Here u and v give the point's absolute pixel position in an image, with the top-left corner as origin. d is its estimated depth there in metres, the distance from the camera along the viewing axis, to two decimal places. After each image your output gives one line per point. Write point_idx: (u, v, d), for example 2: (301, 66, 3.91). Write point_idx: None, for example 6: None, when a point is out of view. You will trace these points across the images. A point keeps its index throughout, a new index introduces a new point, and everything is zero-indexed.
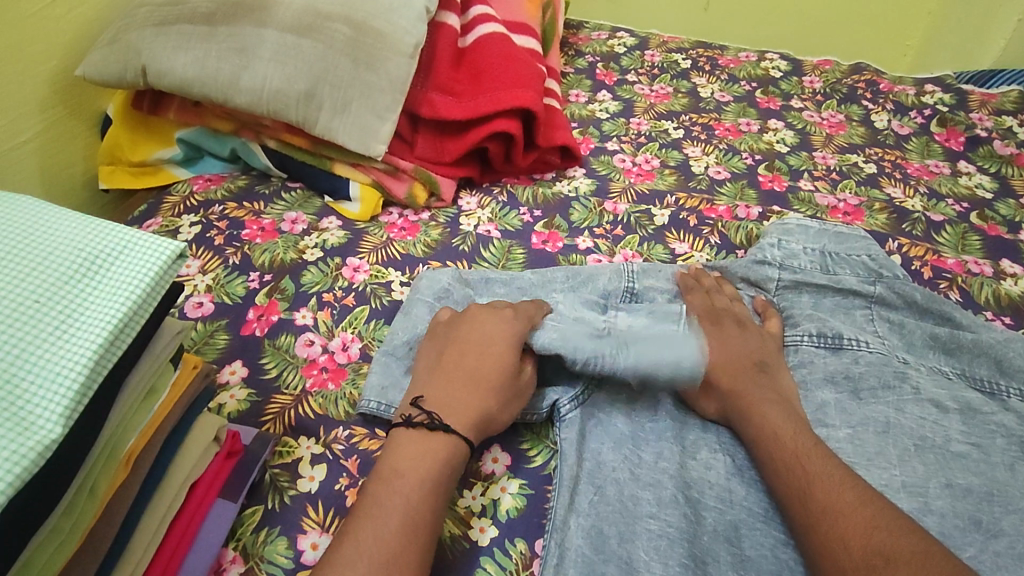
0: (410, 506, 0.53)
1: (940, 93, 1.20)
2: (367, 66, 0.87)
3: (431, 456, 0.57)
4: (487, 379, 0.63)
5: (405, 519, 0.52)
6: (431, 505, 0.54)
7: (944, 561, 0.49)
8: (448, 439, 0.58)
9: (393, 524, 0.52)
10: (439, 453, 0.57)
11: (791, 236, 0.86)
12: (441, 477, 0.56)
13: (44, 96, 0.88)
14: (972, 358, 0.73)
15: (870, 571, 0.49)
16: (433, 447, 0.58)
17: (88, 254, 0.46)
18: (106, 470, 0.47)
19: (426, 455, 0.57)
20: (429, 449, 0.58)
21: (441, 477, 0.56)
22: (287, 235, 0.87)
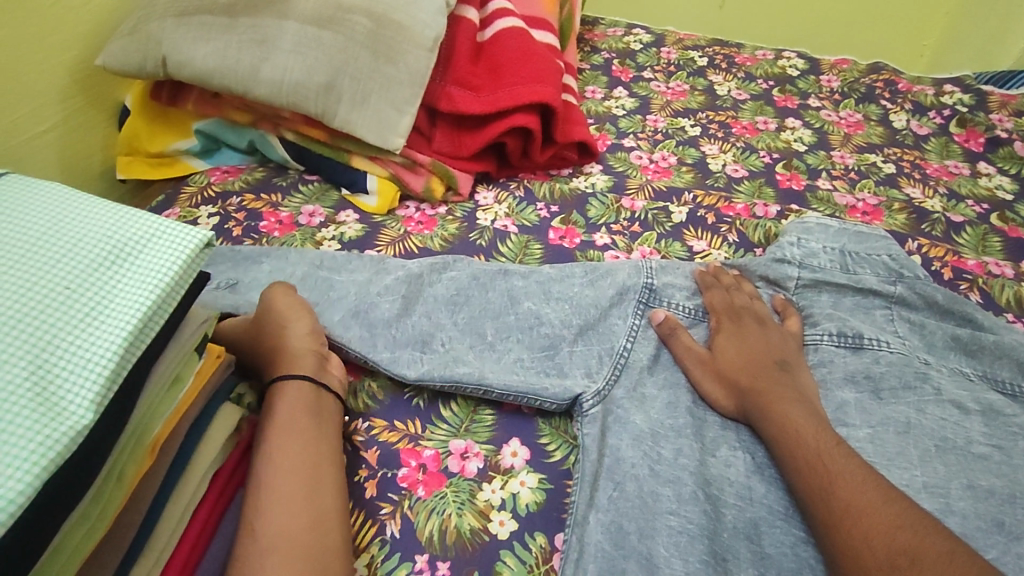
0: (280, 462, 0.55)
1: (959, 94, 1.19)
2: (386, 59, 0.87)
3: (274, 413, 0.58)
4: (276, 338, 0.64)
5: (284, 474, 0.54)
6: (296, 445, 0.56)
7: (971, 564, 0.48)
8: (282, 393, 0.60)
9: (275, 487, 0.53)
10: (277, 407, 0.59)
11: (811, 235, 0.85)
12: (296, 422, 0.58)
13: (64, 86, 0.89)
14: (994, 360, 0.73)
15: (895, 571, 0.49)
16: (282, 404, 0.59)
17: (117, 240, 0.46)
18: (133, 456, 0.47)
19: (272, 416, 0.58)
20: (276, 409, 0.59)
21: (304, 421, 0.58)
22: (304, 228, 0.87)
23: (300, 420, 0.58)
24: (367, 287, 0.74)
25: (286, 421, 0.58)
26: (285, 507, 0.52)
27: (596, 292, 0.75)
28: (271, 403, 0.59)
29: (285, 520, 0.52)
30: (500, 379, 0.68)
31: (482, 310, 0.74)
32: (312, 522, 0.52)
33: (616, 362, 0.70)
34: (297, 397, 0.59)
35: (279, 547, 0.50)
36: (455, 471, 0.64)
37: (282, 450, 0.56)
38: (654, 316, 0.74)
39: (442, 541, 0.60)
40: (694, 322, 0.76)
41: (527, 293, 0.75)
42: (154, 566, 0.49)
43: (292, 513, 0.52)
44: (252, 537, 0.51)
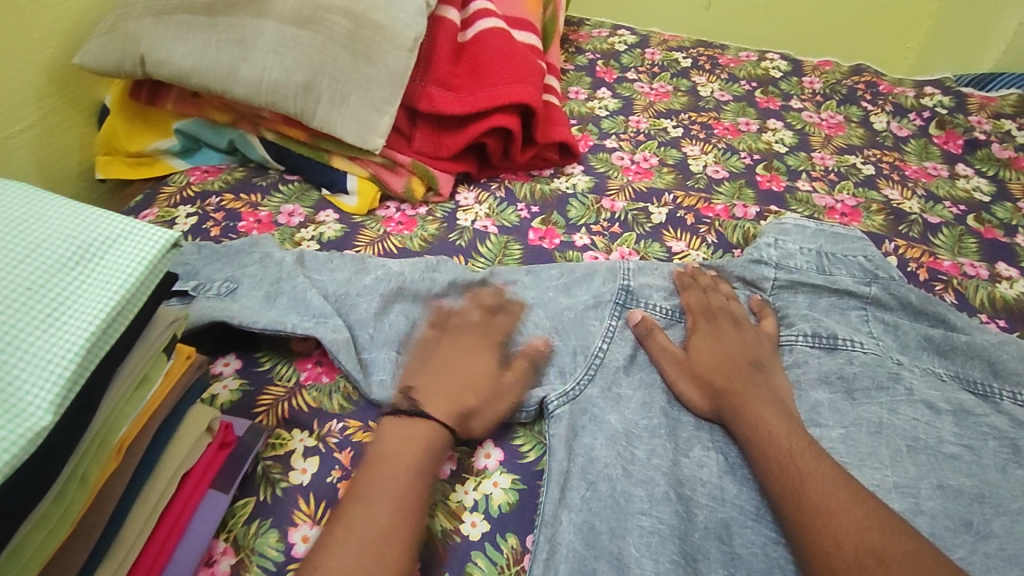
0: (406, 498, 0.55)
1: (939, 96, 1.20)
2: (366, 59, 0.87)
3: (420, 444, 0.59)
4: (476, 401, 0.65)
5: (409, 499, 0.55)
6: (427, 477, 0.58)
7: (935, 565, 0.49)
8: (434, 427, 0.61)
9: (396, 522, 0.53)
10: (426, 438, 0.60)
11: (788, 236, 0.86)
12: (432, 465, 0.59)
13: (41, 84, 0.88)
14: (966, 360, 0.73)
15: (862, 571, 0.50)
16: (429, 438, 0.60)
17: (82, 241, 0.46)
18: (97, 456, 0.47)
19: (417, 446, 0.59)
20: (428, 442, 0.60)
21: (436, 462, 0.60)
22: (283, 227, 0.87)
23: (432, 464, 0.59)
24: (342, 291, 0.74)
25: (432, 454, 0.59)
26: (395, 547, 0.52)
27: (571, 297, 0.76)
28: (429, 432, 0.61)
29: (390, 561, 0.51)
30: None
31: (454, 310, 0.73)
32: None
33: (590, 363, 0.70)
34: (443, 441, 0.61)
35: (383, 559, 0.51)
36: None
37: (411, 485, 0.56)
38: (632, 317, 0.74)
39: None
40: (671, 323, 0.77)
41: (500, 295, 0.75)
42: (120, 567, 0.49)
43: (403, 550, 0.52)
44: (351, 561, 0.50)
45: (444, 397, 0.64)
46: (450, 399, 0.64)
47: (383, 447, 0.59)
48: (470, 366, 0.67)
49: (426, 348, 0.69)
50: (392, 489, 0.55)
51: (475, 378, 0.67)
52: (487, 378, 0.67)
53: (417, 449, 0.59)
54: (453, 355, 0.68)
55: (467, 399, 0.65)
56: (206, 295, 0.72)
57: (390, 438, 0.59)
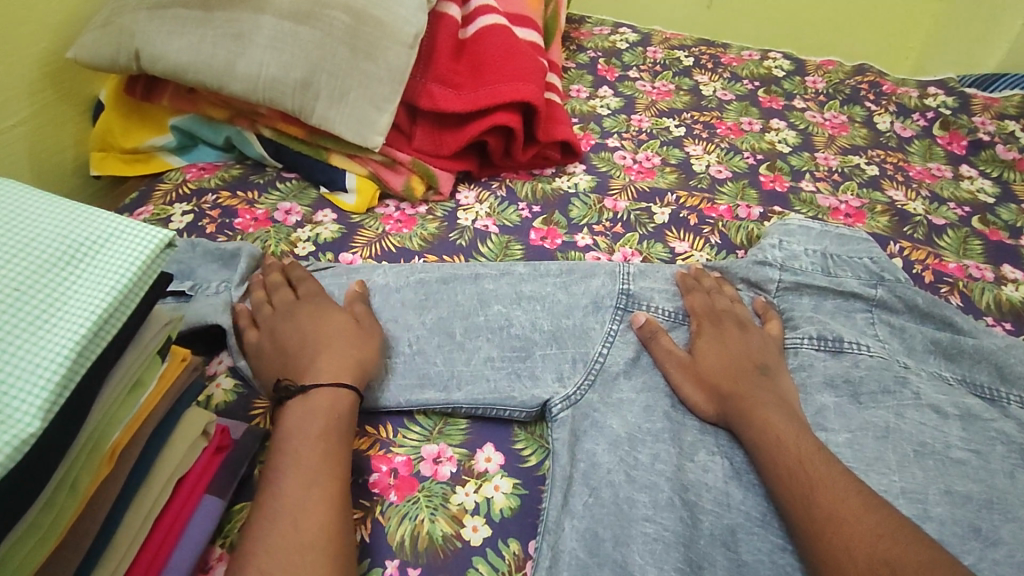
0: (314, 468, 0.54)
1: (942, 97, 1.19)
2: (366, 55, 0.85)
3: (325, 411, 0.58)
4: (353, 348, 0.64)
5: (316, 464, 0.54)
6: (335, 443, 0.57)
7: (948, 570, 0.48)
8: (332, 391, 0.60)
9: (306, 491, 0.52)
10: (324, 407, 0.58)
11: (793, 237, 0.84)
12: (342, 429, 0.58)
13: (34, 79, 0.86)
14: (973, 364, 0.72)
15: None
16: (335, 403, 0.59)
17: (74, 240, 0.45)
18: (89, 462, 0.45)
19: (322, 412, 0.58)
20: (323, 408, 0.58)
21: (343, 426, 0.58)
22: (280, 226, 0.86)
23: (343, 429, 0.58)
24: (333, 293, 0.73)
25: (331, 419, 0.58)
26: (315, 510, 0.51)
27: (569, 297, 0.74)
28: (319, 399, 0.59)
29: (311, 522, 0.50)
30: (469, 395, 0.67)
31: (452, 310, 0.73)
32: (336, 535, 0.51)
33: (591, 368, 0.69)
34: (348, 404, 0.60)
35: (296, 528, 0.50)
36: (428, 475, 0.63)
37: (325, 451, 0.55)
38: (635, 320, 0.73)
39: (413, 547, 0.58)
40: (674, 325, 0.75)
41: (497, 296, 0.74)
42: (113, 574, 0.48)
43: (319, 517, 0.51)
44: (270, 534, 0.50)
45: (327, 361, 0.62)
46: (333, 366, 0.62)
47: (288, 424, 0.57)
48: (321, 327, 0.66)
49: (278, 342, 0.66)
50: (302, 457, 0.54)
51: (338, 332, 0.66)
52: (348, 330, 0.66)
53: (324, 415, 0.58)
54: (306, 330, 0.66)
55: (338, 352, 0.64)
56: (203, 294, 0.71)
57: (293, 412, 0.58)
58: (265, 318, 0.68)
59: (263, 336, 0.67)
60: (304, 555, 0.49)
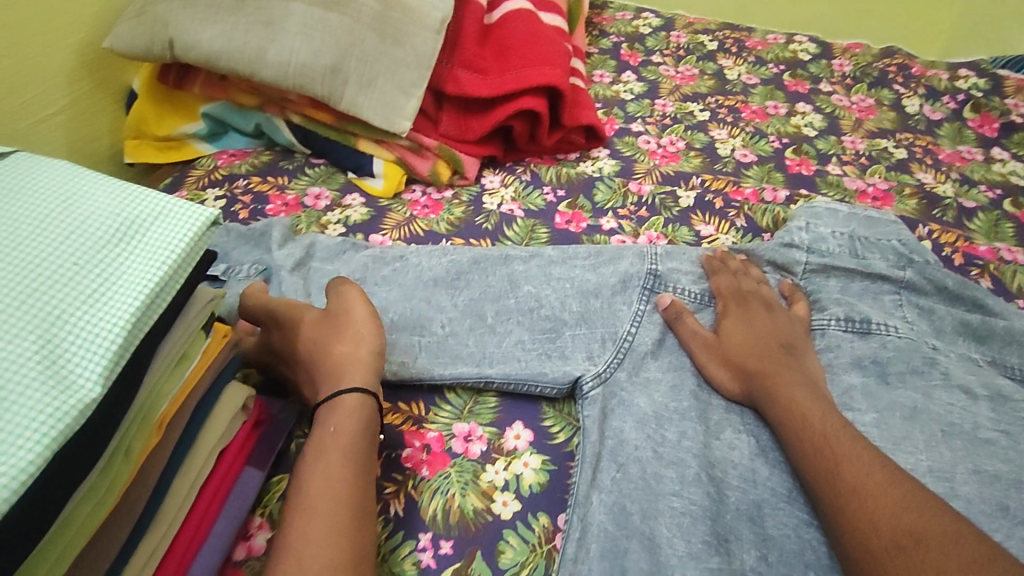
0: (315, 484, 0.51)
1: (974, 79, 1.17)
2: (393, 41, 0.87)
3: (327, 432, 0.54)
4: (342, 346, 0.59)
5: (319, 477, 0.51)
6: (341, 453, 0.53)
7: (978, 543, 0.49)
8: (333, 398, 0.56)
9: (308, 510, 0.50)
10: (326, 421, 0.55)
11: (820, 219, 0.84)
12: (349, 445, 0.53)
13: (73, 68, 0.89)
14: (1003, 346, 0.72)
15: (900, 552, 0.50)
16: (334, 421, 0.55)
17: (124, 219, 0.47)
18: (140, 432, 0.48)
19: (323, 432, 0.54)
20: (326, 420, 0.55)
21: (349, 431, 0.54)
22: (310, 210, 0.88)
23: (352, 437, 0.54)
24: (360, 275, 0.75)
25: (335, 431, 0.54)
26: (320, 545, 0.48)
27: (598, 278, 0.75)
28: (327, 413, 0.56)
29: (318, 563, 0.47)
30: (501, 370, 0.69)
31: (484, 292, 0.74)
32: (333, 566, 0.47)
33: (619, 347, 0.70)
34: (352, 413, 0.55)
35: (304, 546, 0.48)
36: (459, 452, 0.65)
37: (328, 475, 0.51)
38: (661, 301, 0.74)
39: (446, 521, 0.60)
40: (700, 307, 0.76)
41: (527, 277, 0.75)
42: (163, 538, 0.50)
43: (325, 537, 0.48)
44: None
45: (325, 373, 0.59)
46: (333, 377, 0.58)
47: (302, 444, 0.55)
48: (308, 329, 0.61)
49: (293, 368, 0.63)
50: (303, 487, 0.51)
51: (321, 341, 0.60)
52: (322, 327, 0.61)
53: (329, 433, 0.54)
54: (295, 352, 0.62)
55: (327, 355, 0.59)
56: (235, 278, 0.73)
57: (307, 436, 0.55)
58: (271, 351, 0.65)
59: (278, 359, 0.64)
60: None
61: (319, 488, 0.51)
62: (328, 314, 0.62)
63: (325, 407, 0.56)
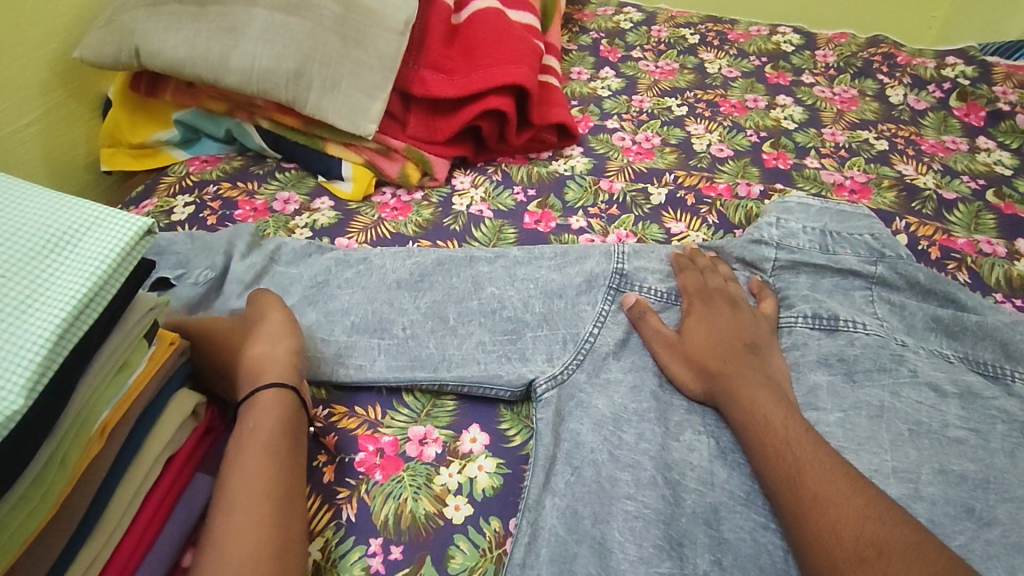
0: (235, 480, 0.52)
1: (961, 66, 1.15)
2: (356, 44, 0.87)
3: (247, 429, 0.56)
4: (261, 345, 0.62)
5: (239, 473, 0.53)
6: (259, 447, 0.54)
7: (938, 556, 0.48)
8: (252, 399, 0.58)
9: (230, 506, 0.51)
10: (243, 420, 0.57)
11: (791, 214, 0.82)
12: (268, 440, 0.55)
13: (45, 79, 0.90)
14: (976, 342, 0.70)
15: (861, 563, 0.48)
16: (253, 418, 0.56)
17: (57, 229, 0.47)
18: (78, 441, 0.48)
19: (242, 430, 0.56)
20: (244, 419, 0.57)
21: (266, 427, 0.56)
22: (278, 215, 0.88)
23: (270, 432, 0.56)
24: (322, 278, 0.75)
25: (253, 428, 0.56)
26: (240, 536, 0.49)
27: (563, 278, 0.74)
28: (245, 412, 0.57)
29: (238, 552, 0.48)
30: (458, 373, 0.68)
31: (446, 294, 0.73)
32: (254, 555, 0.49)
33: (579, 348, 0.69)
34: (270, 409, 0.57)
35: (227, 541, 0.49)
36: (413, 455, 0.65)
37: (247, 470, 0.53)
38: (625, 301, 0.73)
39: (397, 526, 0.60)
40: (665, 306, 0.75)
41: (491, 279, 0.75)
42: (105, 545, 0.51)
43: (248, 528, 0.50)
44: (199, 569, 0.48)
45: (245, 372, 0.61)
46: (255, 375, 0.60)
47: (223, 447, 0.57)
48: (227, 336, 0.64)
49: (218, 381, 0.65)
50: (225, 484, 0.52)
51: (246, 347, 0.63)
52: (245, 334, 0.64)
53: (251, 431, 0.56)
54: (220, 361, 0.64)
55: (245, 356, 0.62)
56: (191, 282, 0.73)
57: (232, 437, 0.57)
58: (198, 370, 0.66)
59: (202, 378, 0.66)
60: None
61: (239, 482, 0.52)
62: (245, 322, 0.65)
63: (243, 408, 0.58)
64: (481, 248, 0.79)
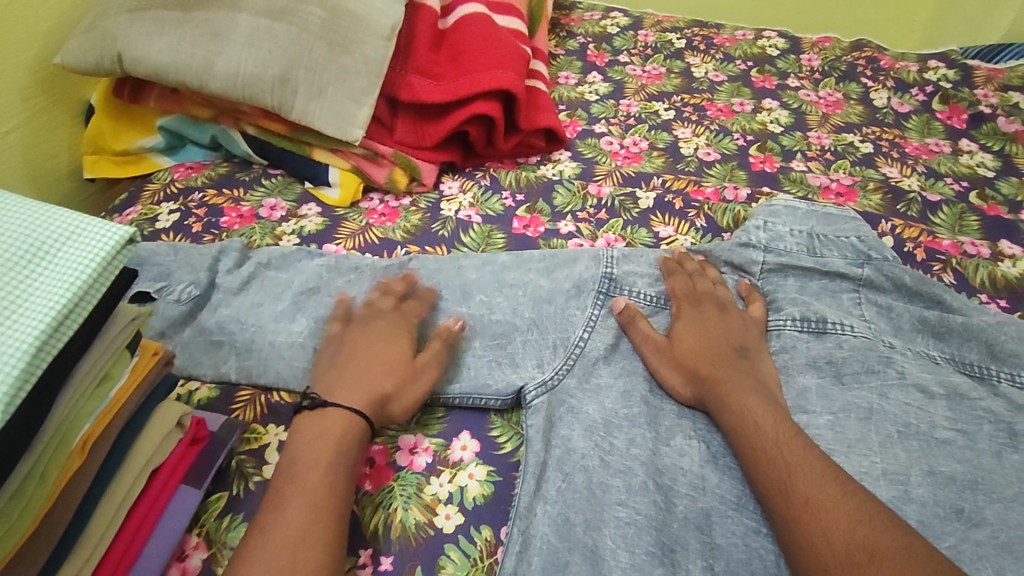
0: (317, 489, 0.54)
1: (943, 70, 1.16)
2: (342, 49, 0.86)
3: (330, 437, 0.57)
4: (393, 381, 0.63)
5: (322, 485, 0.54)
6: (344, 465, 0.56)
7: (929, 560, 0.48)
8: (353, 417, 0.59)
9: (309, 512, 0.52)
10: (337, 435, 0.58)
11: (778, 218, 0.82)
12: (348, 458, 0.57)
13: (25, 85, 0.88)
14: (962, 343, 0.71)
15: (852, 567, 0.49)
16: (341, 432, 0.58)
17: (35, 239, 0.46)
18: (57, 456, 0.47)
19: (328, 441, 0.57)
20: (336, 432, 0.58)
21: (352, 446, 0.58)
22: (264, 222, 0.87)
23: (352, 454, 0.58)
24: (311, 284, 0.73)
25: (339, 443, 0.57)
26: (313, 548, 0.50)
27: (551, 283, 0.74)
28: (339, 424, 0.58)
29: (310, 559, 0.50)
30: (446, 381, 0.68)
31: (435, 299, 0.73)
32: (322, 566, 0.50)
33: (569, 354, 0.69)
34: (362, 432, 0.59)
35: (303, 544, 0.50)
36: (403, 465, 0.64)
37: (329, 482, 0.54)
38: (615, 305, 0.72)
39: (386, 536, 0.59)
40: (654, 310, 0.74)
41: (479, 285, 0.74)
42: (86, 563, 0.49)
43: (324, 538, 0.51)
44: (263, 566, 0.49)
45: (357, 386, 0.62)
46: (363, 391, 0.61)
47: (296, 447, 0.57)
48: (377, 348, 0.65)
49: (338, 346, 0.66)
50: (303, 488, 0.54)
51: (384, 364, 0.64)
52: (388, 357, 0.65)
53: (332, 442, 0.57)
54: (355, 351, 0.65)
55: (378, 378, 0.63)
56: (166, 298, 0.71)
57: (298, 439, 0.58)
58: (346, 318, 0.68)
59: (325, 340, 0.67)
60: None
61: (321, 492, 0.54)
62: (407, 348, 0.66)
63: (344, 420, 0.59)
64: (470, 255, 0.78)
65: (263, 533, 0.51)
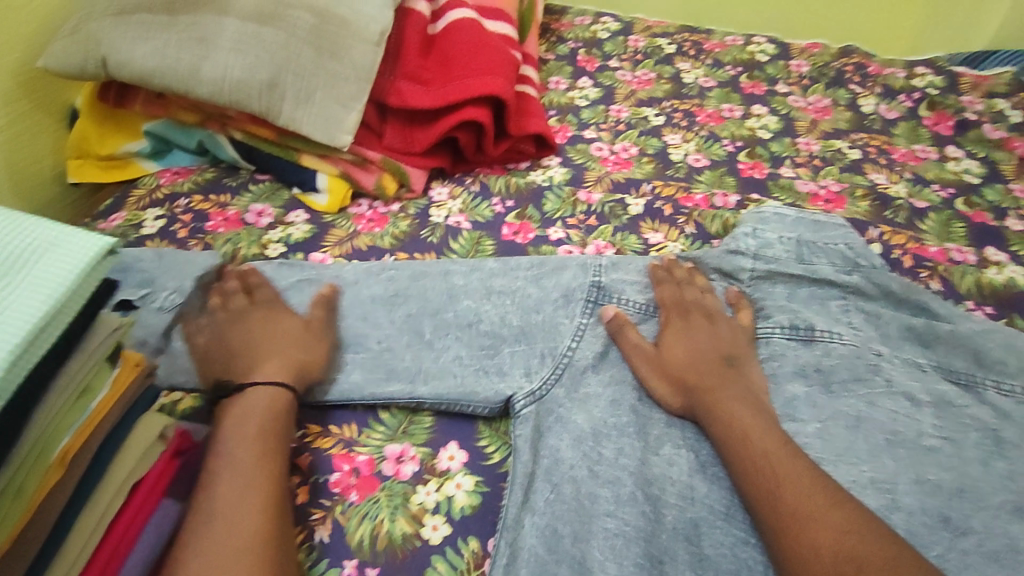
0: (248, 461, 0.55)
1: (930, 76, 1.17)
2: (330, 55, 0.85)
3: (255, 414, 0.59)
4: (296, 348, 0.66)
5: (253, 456, 0.56)
6: (274, 438, 0.58)
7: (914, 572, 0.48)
8: (273, 391, 0.61)
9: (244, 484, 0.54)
10: (262, 410, 0.59)
11: (767, 225, 0.82)
12: (278, 429, 0.59)
13: (8, 88, 0.87)
14: (949, 350, 0.71)
15: None
16: (267, 408, 0.60)
17: (11, 249, 0.45)
18: (34, 471, 0.46)
19: (255, 416, 0.59)
20: (259, 406, 0.60)
21: (279, 421, 0.60)
22: (251, 228, 0.86)
23: (280, 428, 0.60)
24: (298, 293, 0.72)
25: (265, 417, 0.59)
26: (251, 514, 0.52)
27: (540, 291, 0.74)
28: (261, 400, 0.60)
29: (249, 523, 0.51)
30: (433, 389, 0.67)
31: (421, 306, 0.72)
32: (264, 530, 0.52)
33: (558, 362, 0.68)
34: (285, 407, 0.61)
35: (240, 513, 0.52)
36: (389, 474, 0.64)
37: (260, 454, 0.56)
38: (604, 313, 0.72)
39: (372, 547, 0.59)
40: (643, 318, 0.74)
41: (467, 292, 0.73)
42: None
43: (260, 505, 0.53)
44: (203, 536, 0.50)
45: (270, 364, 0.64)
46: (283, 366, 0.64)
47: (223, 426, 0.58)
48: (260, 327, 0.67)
49: (244, 322, 0.68)
50: (234, 462, 0.55)
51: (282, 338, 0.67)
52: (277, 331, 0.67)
53: (259, 417, 0.59)
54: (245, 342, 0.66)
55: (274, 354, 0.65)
56: (150, 307, 0.70)
57: (224, 417, 0.59)
58: (238, 295, 0.70)
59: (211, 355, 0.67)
60: (236, 561, 0.49)
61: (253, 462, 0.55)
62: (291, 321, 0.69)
63: (263, 396, 0.61)
64: (458, 260, 0.77)
65: (199, 508, 0.52)
